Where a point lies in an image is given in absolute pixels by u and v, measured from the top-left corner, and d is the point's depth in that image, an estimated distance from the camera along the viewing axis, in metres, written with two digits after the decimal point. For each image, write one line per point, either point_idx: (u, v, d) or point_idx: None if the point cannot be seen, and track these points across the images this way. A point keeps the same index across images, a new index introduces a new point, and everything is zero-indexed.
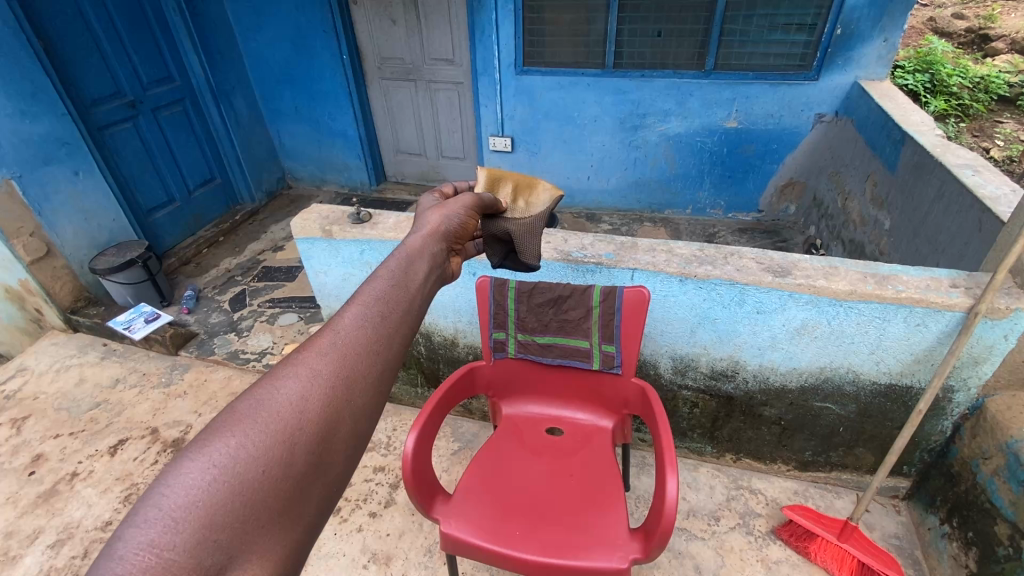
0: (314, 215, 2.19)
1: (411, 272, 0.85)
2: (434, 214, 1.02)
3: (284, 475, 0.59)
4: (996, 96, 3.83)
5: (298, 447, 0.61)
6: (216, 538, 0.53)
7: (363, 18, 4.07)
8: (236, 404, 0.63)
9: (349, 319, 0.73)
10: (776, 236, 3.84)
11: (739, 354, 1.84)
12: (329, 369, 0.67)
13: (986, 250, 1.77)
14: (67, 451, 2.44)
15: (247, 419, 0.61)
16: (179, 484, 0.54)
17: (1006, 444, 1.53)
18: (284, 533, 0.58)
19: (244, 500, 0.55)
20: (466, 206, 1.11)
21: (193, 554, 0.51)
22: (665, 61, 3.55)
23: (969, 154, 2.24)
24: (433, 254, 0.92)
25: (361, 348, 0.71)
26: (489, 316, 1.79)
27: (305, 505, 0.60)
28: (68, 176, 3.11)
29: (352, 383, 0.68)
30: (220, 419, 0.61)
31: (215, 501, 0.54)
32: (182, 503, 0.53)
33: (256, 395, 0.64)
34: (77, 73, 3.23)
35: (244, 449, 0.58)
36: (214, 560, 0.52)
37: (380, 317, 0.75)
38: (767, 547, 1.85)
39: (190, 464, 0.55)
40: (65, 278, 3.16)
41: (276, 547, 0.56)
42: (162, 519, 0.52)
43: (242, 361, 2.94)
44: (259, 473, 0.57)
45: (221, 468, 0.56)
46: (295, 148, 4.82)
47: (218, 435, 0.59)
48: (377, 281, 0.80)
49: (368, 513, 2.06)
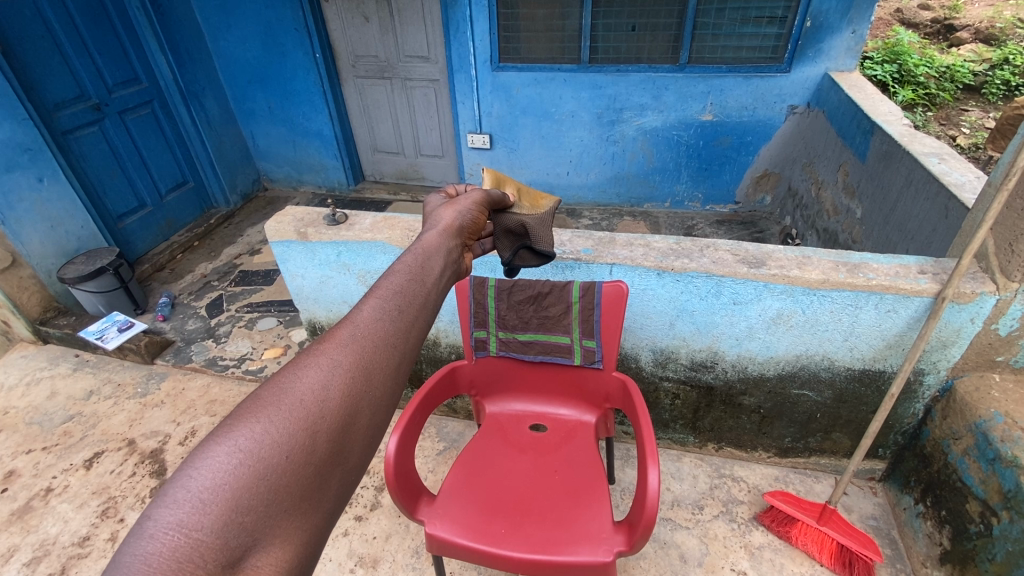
0: (289, 217, 2.14)
1: (427, 266, 0.83)
2: (445, 212, 1.00)
3: (306, 462, 0.59)
4: (962, 84, 3.95)
5: (320, 434, 0.61)
6: (242, 520, 0.54)
7: (335, 15, 4.01)
8: (260, 391, 0.63)
9: (367, 312, 0.72)
10: (752, 227, 3.90)
11: (717, 344, 1.86)
12: (349, 361, 0.67)
13: (952, 236, 1.82)
14: (41, 466, 2.37)
15: (271, 406, 0.61)
16: (205, 466, 0.54)
17: (975, 424, 1.57)
18: (303, 519, 0.58)
19: (268, 485, 0.56)
20: (477, 201, 1.10)
21: (220, 535, 0.52)
22: (640, 55, 3.56)
23: (935, 142, 2.29)
24: (449, 250, 0.90)
25: (380, 340, 0.70)
26: (469, 315, 1.78)
27: (324, 493, 0.60)
28: (32, 184, 3.00)
29: (370, 374, 0.67)
30: (245, 404, 0.61)
31: (240, 484, 0.55)
32: (208, 487, 0.53)
33: (280, 381, 0.64)
34: (37, 77, 3.13)
35: (269, 435, 0.58)
36: (239, 542, 0.53)
37: (397, 311, 0.73)
38: (750, 533, 1.88)
39: (217, 447, 0.56)
40: (33, 288, 3.06)
41: (297, 532, 0.57)
42: (189, 500, 0.52)
43: (220, 367, 2.88)
44: (283, 458, 0.57)
45: (247, 453, 0.56)
46: (269, 149, 4.74)
47: (244, 420, 0.59)
48: (394, 275, 0.79)
49: (354, 517, 2.04)
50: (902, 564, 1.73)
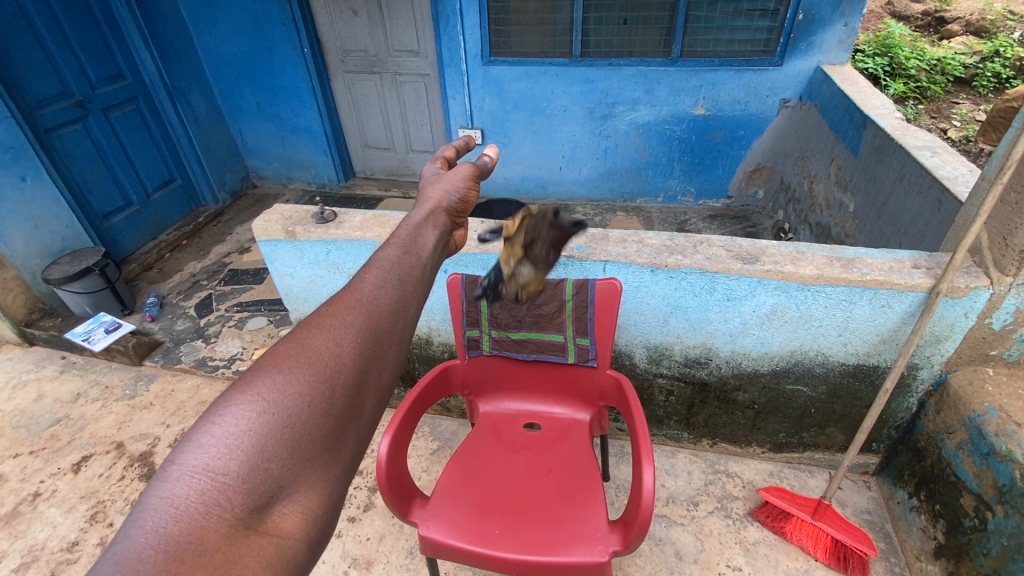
0: (276, 215, 2.10)
1: (419, 241, 0.82)
2: (434, 190, 0.96)
3: (325, 413, 0.59)
4: (953, 77, 3.96)
5: (338, 388, 0.61)
6: (267, 466, 0.54)
7: (323, 9, 3.95)
8: (277, 347, 0.63)
9: (371, 280, 0.72)
10: (745, 222, 3.89)
11: (711, 341, 1.86)
12: (359, 321, 0.67)
13: (945, 230, 1.82)
14: (28, 471, 2.33)
15: (289, 360, 0.61)
16: (229, 415, 0.55)
17: (968, 419, 1.57)
18: (325, 470, 0.57)
19: (291, 433, 0.56)
20: (468, 174, 0.99)
21: (246, 479, 0.52)
22: (632, 49, 3.53)
23: (927, 135, 2.28)
24: (439, 229, 0.88)
25: (389, 303, 0.70)
26: (461, 313, 1.76)
27: (342, 445, 0.59)
28: (14, 183, 2.93)
29: (381, 335, 0.67)
30: (264, 359, 0.61)
31: (264, 432, 0.55)
32: (232, 434, 0.54)
33: (296, 339, 0.64)
34: (19, 73, 3.06)
35: (288, 387, 0.58)
36: (265, 487, 0.53)
37: (399, 281, 0.73)
38: (745, 528, 1.88)
39: (240, 397, 0.56)
40: (18, 289, 3.00)
41: (320, 481, 0.57)
42: (214, 445, 0.53)
43: (210, 368, 2.83)
44: (304, 409, 0.58)
45: (269, 403, 0.57)
46: (258, 146, 4.67)
47: (263, 373, 0.59)
48: (390, 248, 0.78)
49: (347, 518, 2.02)
50: (897, 558, 1.74)
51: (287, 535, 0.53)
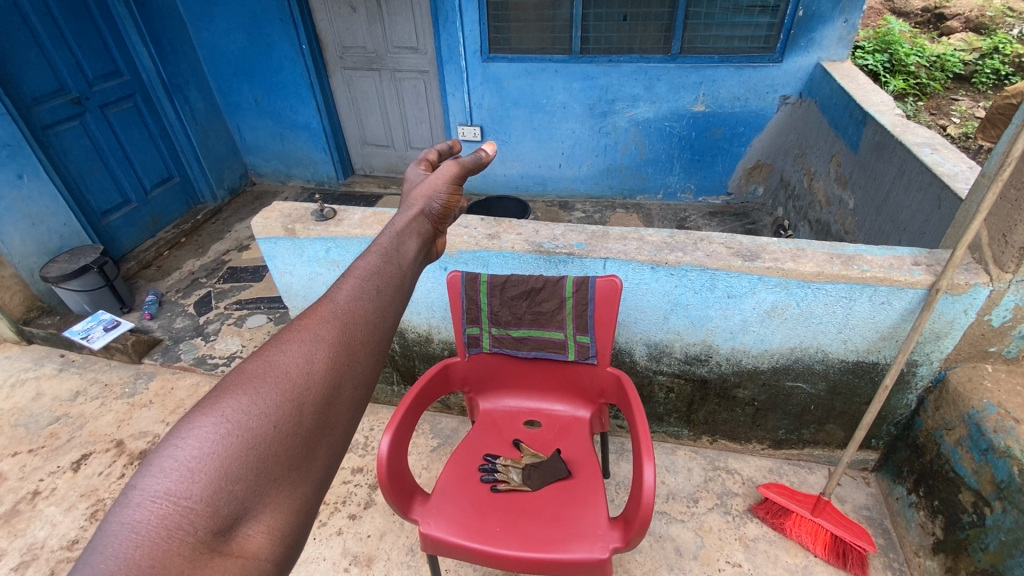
0: (276, 213, 2.09)
1: (401, 250, 0.81)
2: (415, 195, 0.93)
3: (293, 433, 0.58)
4: (952, 74, 3.96)
5: (307, 406, 0.60)
6: (232, 488, 0.53)
7: (322, 5, 3.93)
8: (245, 364, 0.62)
9: (346, 292, 0.71)
10: (744, 219, 3.89)
11: (711, 338, 1.86)
12: (331, 336, 0.66)
13: (945, 228, 1.82)
14: (27, 469, 2.32)
15: (255, 379, 0.60)
16: (192, 437, 0.54)
17: (968, 415, 1.58)
18: (294, 489, 0.57)
19: (256, 454, 0.55)
20: (449, 177, 0.95)
21: (209, 502, 0.52)
22: (631, 45, 3.52)
23: (927, 132, 2.29)
24: (421, 236, 0.86)
25: (363, 317, 0.69)
26: (461, 311, 1.75)
27: (312, 463, 0.58)
28: (11, 180, 2.91)
29: (354, 350, 0.66)
30: (230, 377, 0.60)
31: (227, 454, 0.54)
32: (195, 456, 0.53)
33: (264, 356, 0.63)
34: (14, 70, 3.04)
35: (255, 406, 0.58)
36: (230, 509, 0.53)
37: (376, 291, 0.72)
38: (745, 525, 1.89)
39: (204, 418, 0.56)
40: (15, 288, 2.99)
41: (288, 501, 0.56)
42: (176, 469, 0.52)
43: (210, 366, 2.83)
44: (270, 428, 0.57)
45: (233, 424, 0.56)
46: (256, 143, 4.65)
47: (230, 392, 0.58)
48: (368, 258, 0.77)
49: (347, 515, 2.02)
50: (895, 554, 1.75)
51: (252, 557, 0.52)
